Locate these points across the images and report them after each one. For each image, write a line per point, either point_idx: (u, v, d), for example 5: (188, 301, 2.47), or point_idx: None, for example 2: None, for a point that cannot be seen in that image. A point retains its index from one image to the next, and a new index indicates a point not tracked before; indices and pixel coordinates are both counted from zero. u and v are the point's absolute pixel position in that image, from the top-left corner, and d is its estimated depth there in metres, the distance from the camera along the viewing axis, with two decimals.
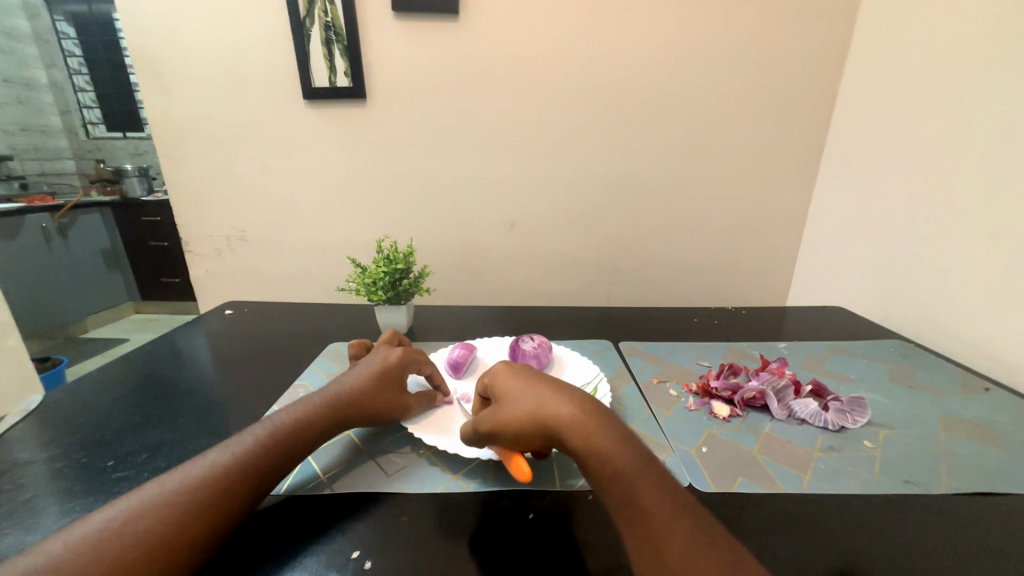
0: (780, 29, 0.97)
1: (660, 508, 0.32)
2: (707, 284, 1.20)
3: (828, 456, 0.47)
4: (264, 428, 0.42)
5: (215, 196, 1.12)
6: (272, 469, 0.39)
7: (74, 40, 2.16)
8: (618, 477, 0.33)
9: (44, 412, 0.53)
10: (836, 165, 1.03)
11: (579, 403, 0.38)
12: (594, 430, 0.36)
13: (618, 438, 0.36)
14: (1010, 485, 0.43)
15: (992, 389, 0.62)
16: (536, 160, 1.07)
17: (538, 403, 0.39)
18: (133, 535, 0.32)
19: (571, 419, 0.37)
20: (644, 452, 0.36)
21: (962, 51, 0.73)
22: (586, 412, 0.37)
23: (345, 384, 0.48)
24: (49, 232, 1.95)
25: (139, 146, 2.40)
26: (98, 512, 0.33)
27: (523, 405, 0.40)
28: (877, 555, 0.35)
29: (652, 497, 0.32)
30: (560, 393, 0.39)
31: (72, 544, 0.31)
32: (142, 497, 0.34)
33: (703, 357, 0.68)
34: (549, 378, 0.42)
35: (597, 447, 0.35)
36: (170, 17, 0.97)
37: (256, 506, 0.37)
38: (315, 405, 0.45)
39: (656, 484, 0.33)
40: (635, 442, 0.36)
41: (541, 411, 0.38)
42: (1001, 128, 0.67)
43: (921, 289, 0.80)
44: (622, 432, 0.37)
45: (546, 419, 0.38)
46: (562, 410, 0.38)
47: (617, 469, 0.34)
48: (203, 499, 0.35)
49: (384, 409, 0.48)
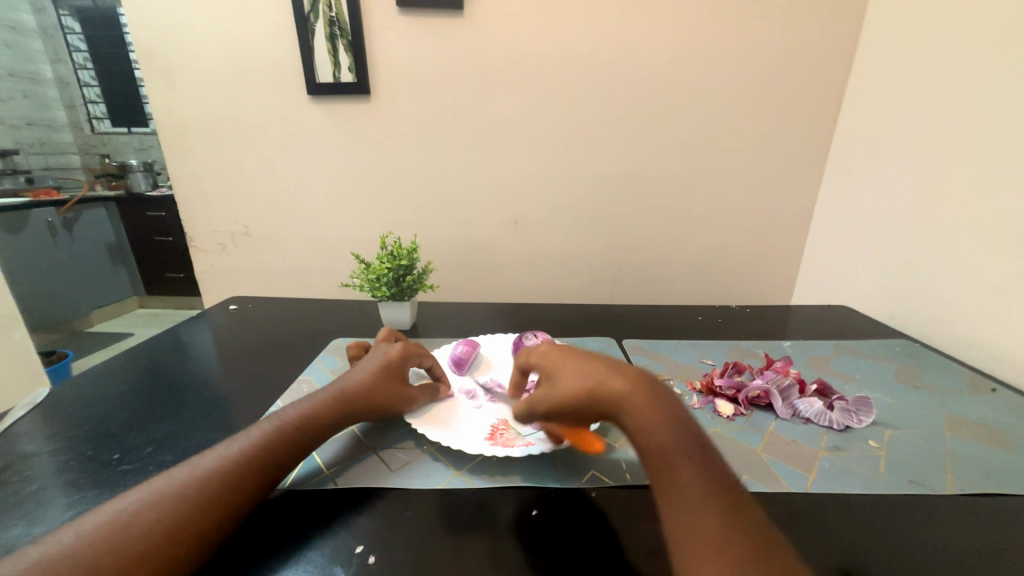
0: (788, 24, 0.96)
1: (690, 495, 0.33)
2: (712, 281, 1.19)
3: (833, 456, 0.47)
4: (272, 422, 0.42)
5: (219, 192, 1.12)
6: (278, 463, 0.39)
7: (79, 35, 2.15)
8: (659, 456, 0.35)
9: (51, 405, 0.54)
10: (842, 163, 1.02)
11: (634, 382, 0.40)
12: (646, 408, 0.38)
13: (667, 417, 0.37)
14: (1015, 486, 0.43)
15: (999, 390, 0.61)
16: (540, 157, 1.07)
17: (592, 379, 0.41)
18: (142, 526, 0.32)
19: (623, 396, 0.39)
20: (693, 435, 0.37)
21: (972, 49, 0.72)
22: (641, 392, 0.39)
23: (351, 380, 0.49)
24: (54, 227, 1.96)
25: (144, 142, 2.40)
26: (109, 503, 0.34)
27: (578, 381, 0.41)
28: (881, 555, 0.35)
29: (685, 483, 0.33)
30: (616, 371, 0.41)
31: (82, 535, 0.31)
32: (152, 489, 0.35)
33: (707, 356, 0.68)
34: (607, 359, 0.43)
35: (646, 423, 0.37)
36: (175, 12, 0.97)
37: (262, 500, 0.37)
38: (320, 402, 0.45)
39: (693, 470, 0.34)
40: (684, 425, 0.37)
41: (596, 387, 0.40)
42: (1014, 124, 0.66)
43: (929, 289, 0.79)
44: (673, 412, 0.38)
45: (600, 394, 0.40)
46: (616, 386, 0.39)
47: (661, 445, 0.36)
48: (210, 492, 0.35)
49: (391, 403, 0.49)
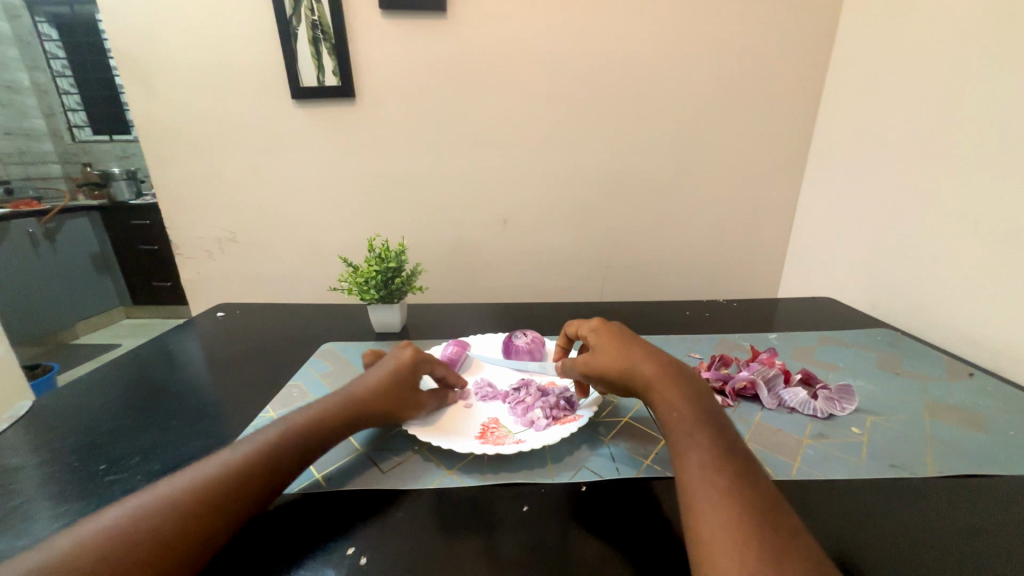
0: (768, 21, 0.97)
1: (703, 456, 0.36)
2: (700, 276, 1.20)
3: (817, 443, 0.48)
4: (276, 428, 0.42)
5: (204, 198, 1.11)
6: (280, 471, 0.39)
7: (57, 42, 2.11)
8: (679, 423, 0.40)
9: (34, 418, 0.53)
10: (823, 156, 1.04)
11: (664, 364, 0.45)
12: (672, 387, 0.42)
13: (691, 396, 0.42)
14: (992, 467, 0.45)
15: (977, 375, 0.63)
16: (527, 157, 1.07)
17: (627, 360, 0.46)
18: (141, 533, 0.32)
19: (653, 376, 0.44)
20: (715, 414, 0.41)
21: (945, 44, 0.74)
22: (669, 373, 0.44)
23: (359, 384, 0.49)
24: (36, 237, 1.91)
25: (126, 149, 2.36)
26: (108, 509, 0.33)
27: (615, 362, 0.47)
28: (861, 539, 0.36)
29: (701, 446, 0.37)
30: (649, 354, 0.46)
31: (79, 542, 0.31)
32: (152, 495, 0.35)
33: (695, 349, 0.69)
34: (642, 342, 0.48)
35: (671, 398, 0.41)
36: (155, 18, 0.96)
37: (262, 508, 0.37)
38: (326, 408, 0.46)
39: (709, 438, 0.38)
40: (707, 403, 0.41)
41: (629, 366, 0.45)
42: (988, 116, 0.67)
43: (910, 278, 0.81)
44: (697, 392, 0.42)
45: (631, 372, 0.45)
46: (648, 368, 0.44)
47: (681, 415, 0.40)
48: (212, 499, 0.35)
49: (400, 406, 0.48)
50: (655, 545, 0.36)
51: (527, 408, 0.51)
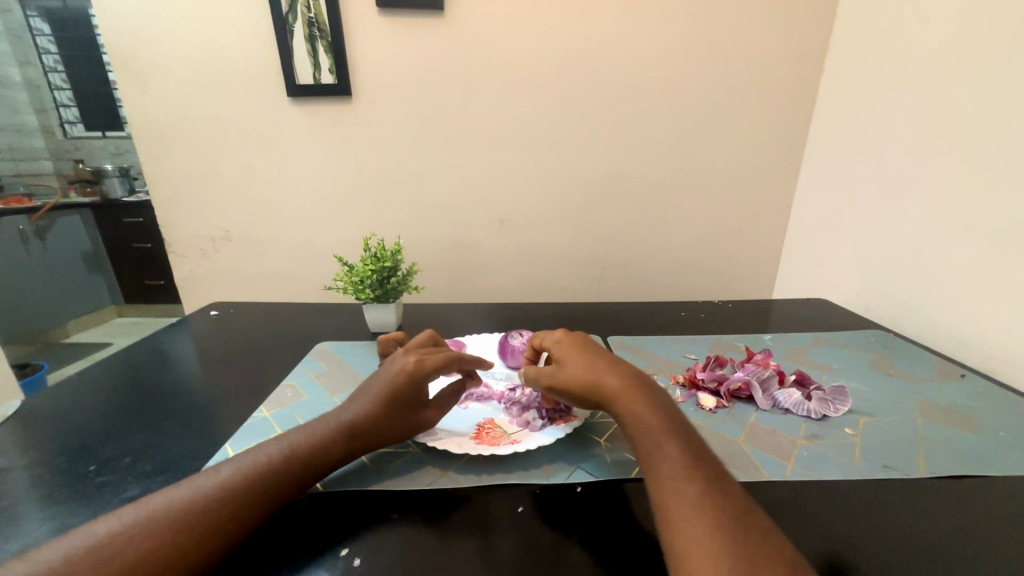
0: (764, 23, 0.98)
1: (674, 465, 0.37)
2: (697, 277, 1.21)
3: (811, 444, 0.48)
4: (277, 445, 0.41)
5: (198, 195, 1.10)
6: (279, 487, 0.38)
7: (48, 37, 2.07)
8: (649, 434, 0.40)
9: (24, 419, 0.52)
10: (818, 158, 1.04)
11: (628, 378, 0.45)
12: (639, 401, 0.43)
13: (657, 406, 0.42)
14: (983, 467, 0.45)
15: (969, 376, 0.64)
16: (524, 156, 1.07)
17: (595, 373, 0.45)
18: (133, 551, 0.32)
19: (619, 389, 0.44)
20: (681, 423, 0.41)
21: (939, 49, 0.75)
22: (637, 388, 0.44)
23: (357, 413, 0.45)
24: (26, 234, 1.88)
25: (119, 146, 2.35)
26: (103, 520, 0.34)
27: (581, 376, 0.46)
28: (854, 539, 0.36)
29: (672, 457, 0.38)
30: (614, 368, 0.46)
31: (71, 555, 0.31)
32: (148, 508, 0.35)
33: (690, 350, 0.69)
34: (605, 355, 0.48)
35: (637, 411, 0.42)
36: (148, 13, 0.95)
37: (259, 524, 0.36)
38: (328, 433, 0.43)
39: (678, 447, 0.39)
40: (672, 413, 0.42)
41: (595, 380, 0.45)
42: (982, 120, 0.68)
43: (901, 280, 0.82)
44: (662, 402, 0.43)
45: (597, 386, 0.45)
46: (614, 382, 0.44)
47: (650, 427, 0.40)
48: (207, 514, 0.35)
49: (402, 432, 0.46)
50: (643, 546, 0.36)
51: (523, 408, 0.51)
